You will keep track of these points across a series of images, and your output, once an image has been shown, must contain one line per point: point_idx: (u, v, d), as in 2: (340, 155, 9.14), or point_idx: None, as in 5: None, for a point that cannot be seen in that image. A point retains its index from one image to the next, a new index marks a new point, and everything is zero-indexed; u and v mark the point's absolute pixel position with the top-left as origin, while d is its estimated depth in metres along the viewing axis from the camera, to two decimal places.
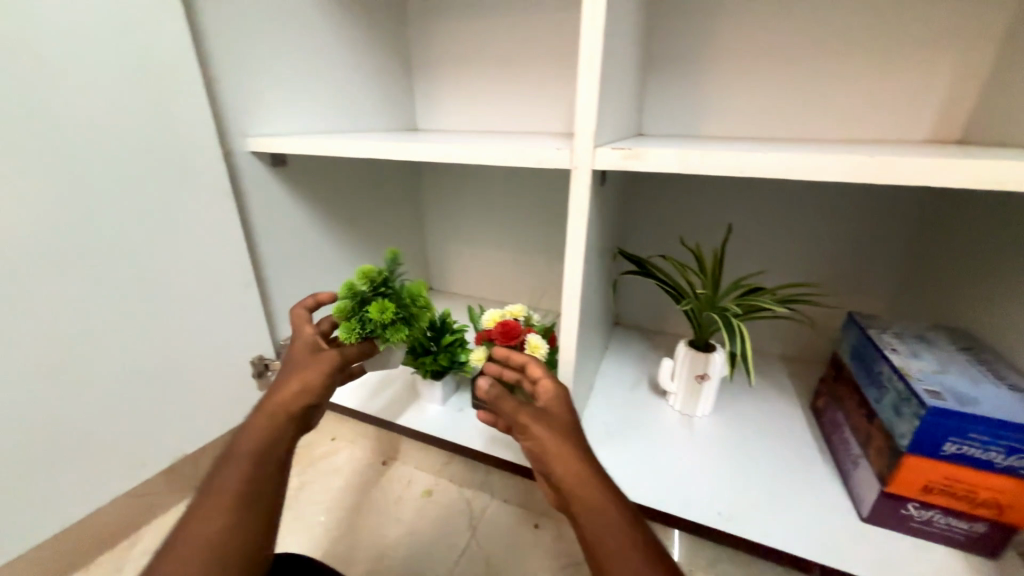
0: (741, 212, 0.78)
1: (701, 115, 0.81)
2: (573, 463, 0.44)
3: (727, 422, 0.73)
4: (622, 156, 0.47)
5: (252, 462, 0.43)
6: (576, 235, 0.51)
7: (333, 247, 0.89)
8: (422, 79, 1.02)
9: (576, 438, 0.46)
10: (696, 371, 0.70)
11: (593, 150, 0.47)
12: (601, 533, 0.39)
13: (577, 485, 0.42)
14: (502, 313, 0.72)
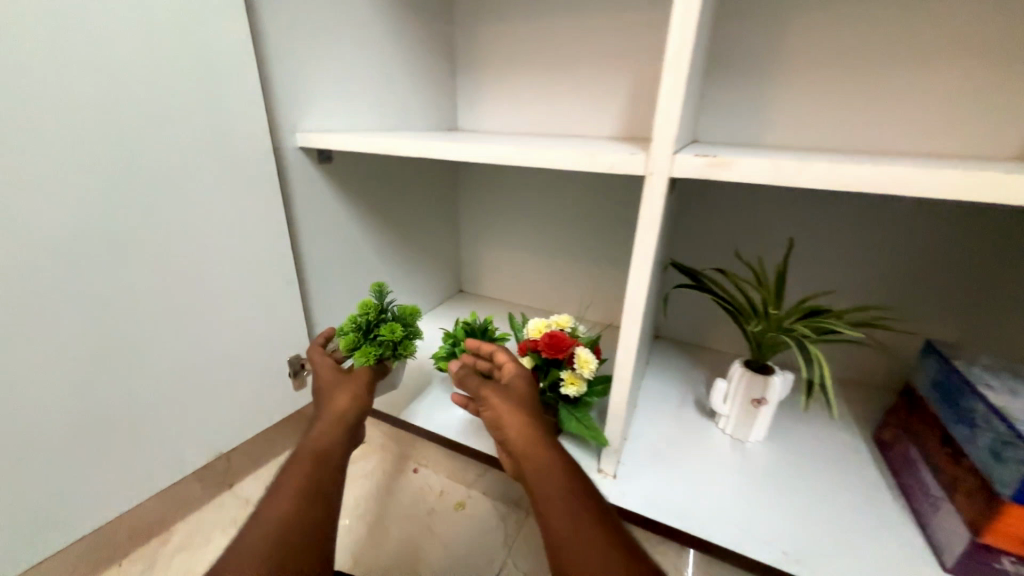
0: (807, 227, 0.74)
1: (762, 122, 0.77)
2: (523, 428, 0.51)
3: (784, 450, 0.68)
4: (704, 164, 0.43)
5: (315, 461, 0.49)
6: (646, 245, 0.47)
7: (372, 247, 0.87)
8: (466, 79, 1.00)
9: (528, 406, 0.54)
10: (753, 395, 0.66)
11: (672, 155, 0.44)
12: (545, 489, 0.45)
13: (526, 445, 0.50)
14: (547, 323, 0.69)
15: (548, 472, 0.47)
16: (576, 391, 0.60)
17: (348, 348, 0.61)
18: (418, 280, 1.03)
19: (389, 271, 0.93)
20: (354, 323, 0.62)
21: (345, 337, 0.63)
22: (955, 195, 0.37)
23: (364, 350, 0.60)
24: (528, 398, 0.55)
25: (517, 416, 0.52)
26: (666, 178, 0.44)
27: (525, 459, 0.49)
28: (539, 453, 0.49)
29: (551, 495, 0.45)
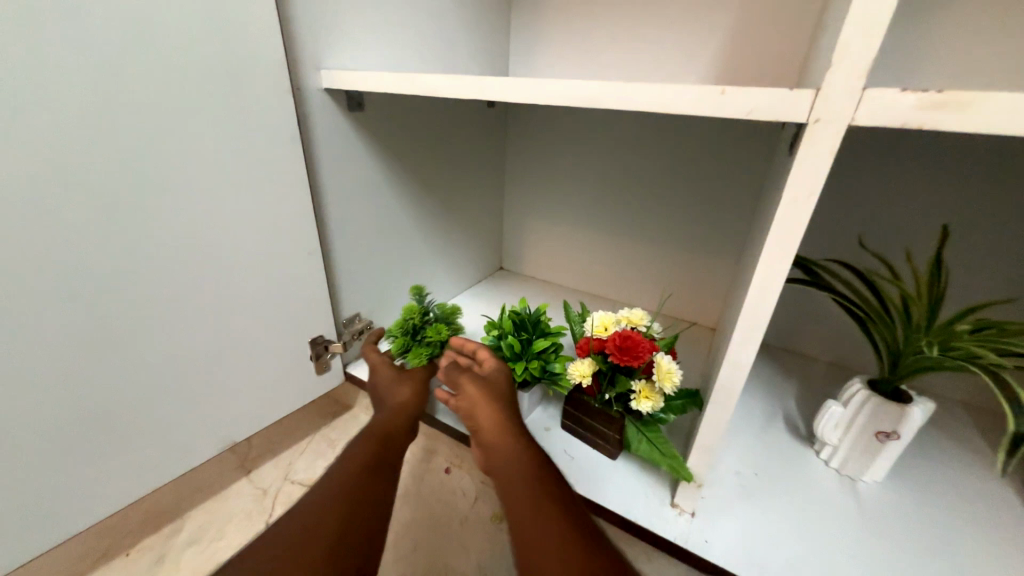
0: (978, 214, 0.60)
1: (915, 69, 0.58)
2: (490, 415, 0.47)
3: (913, 498, 0.54)
4: (917, 105, 0.27)
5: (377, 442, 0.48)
6: (794, 225, 0.33)
7: (407, 214, 0.76)
8: (520, 19, 0.84)
9: (498, 394, 0.49)
10: (879, 427, 0.51)
11: (864, 91, 0.28)
12: (512, 487, 0.40)
13: (493, 433, 0.45)
14: (616, 318, 0.56)
15: (514, 469, 0.41)
16: (652, 408, 0.48)
17: (399, 351, 0.62)
18: (455, 254, 0.92)
19: (424, 243, 0.82)
20: (400, 327, 0.63)
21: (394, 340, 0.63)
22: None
23: (417, 353, 0.61)
24: (506, 391, 0.50)
25: (491, 406, 0.47)
26: (844, 127, 0.29)
27: (494, 453, 0.44)
28: (510, 447, 0.43)
29: (516, 495, 0.39)
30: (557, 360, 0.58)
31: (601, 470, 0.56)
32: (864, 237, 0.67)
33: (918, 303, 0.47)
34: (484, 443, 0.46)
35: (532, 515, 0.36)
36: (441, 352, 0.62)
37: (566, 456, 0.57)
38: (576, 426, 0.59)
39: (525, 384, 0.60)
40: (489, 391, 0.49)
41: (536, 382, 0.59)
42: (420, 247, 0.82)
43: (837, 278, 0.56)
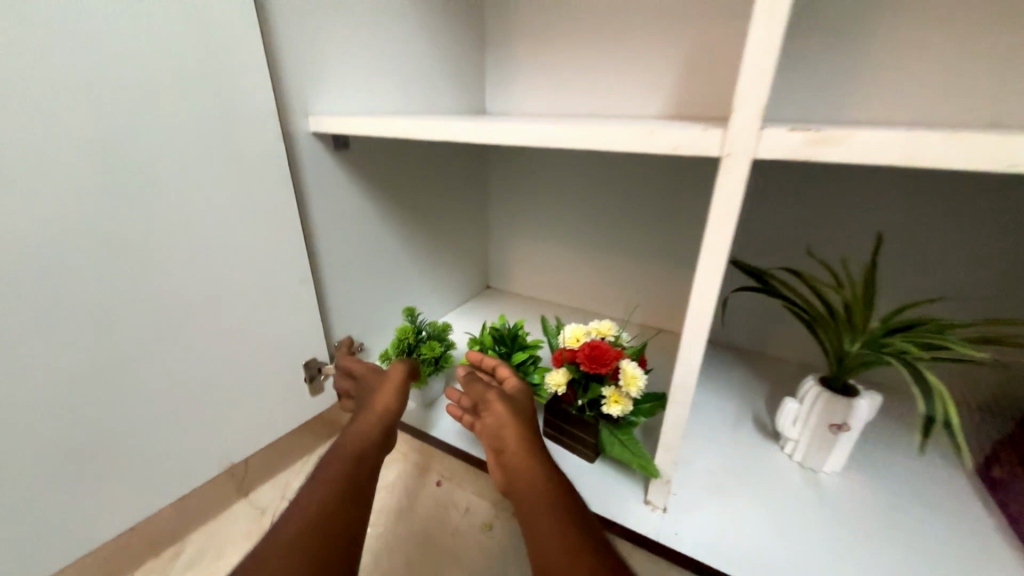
0: (902, 221, 0.65)
1: (846, 95, 0.65)
2: (515, 437, 0.45)
3: (868, 485, 0.58)
4: (803, 142, 0.33)
5: (354, 462, 0.46)
6: (717, 242, 0.38)
7: (394, 239, 0.81)
8: (495, 55, 0.91)
9: (523, 415, 0.48)
10: (831, 420, 0.56)
11: (760, 131, 0.34)
12: (536, 512, 0.38)
13: (517, 457, 0.44)
14: (587, 330, 0.60)
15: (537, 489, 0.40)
16: (621, 411, 0.53)
17: None
18: (442, 276, 0.97)
19: (411, 266, 0.87)
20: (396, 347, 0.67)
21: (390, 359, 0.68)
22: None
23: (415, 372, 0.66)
24: (529, 415, 0.49)
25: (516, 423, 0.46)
26: (750, 159, 0.35)
27: (516, 472, 0.43)
28: (533, 467, 0.43)
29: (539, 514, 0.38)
30: (536, 371, 0.63)
31: (580, 473, 0.60)
32: (812, 248, 0.72)
33: (857, 306, 0.51)
34: (506, 465, 0.44)
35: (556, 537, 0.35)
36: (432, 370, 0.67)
37: None
38: (556, 433, 0.63)
39: None
40: (515, 409, 0.48)
41: None
42: (407, 270, 0.86)
43: (788, 287, 0.60)
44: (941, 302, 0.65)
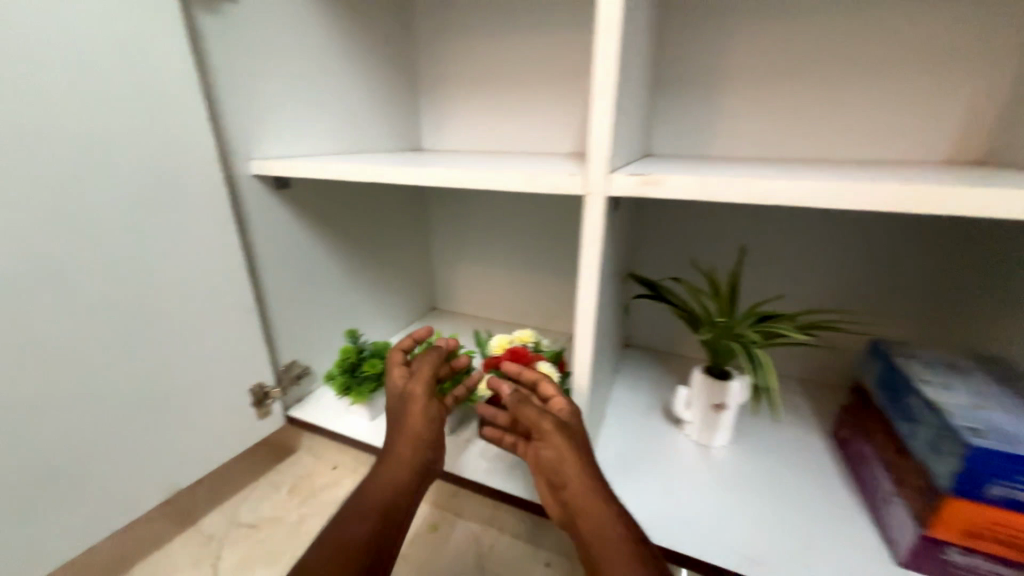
0: (758, 235, 0.76)
1: (712, 136, 0.80)
2: (576, 473, 0.47)
3: (748, 453, 0.70)
4: (638, 183, 0.45)
5: (380, 520, 0.50)
6: (590, 259, 0.49)
7: (338, 269, 0.87)
8: (428, 101, 1.02)
9: (582, 446, 0.49)
10: (713, 401, 0.68)
11: (607, 175, 0.46)
12: (606, 552, 0.42)
13: (579, 492, 0.46)
14: (510, 338, 0.70)
15: (595, 523, 0.44)
16: (539, 405, 0.62)
17: (342, 390, 0.73)
18: (388, 300, 1.03)
19: (356, 293, 0.93)
20: (340, 367, 0.74)
21: (336, 379, 0.74)
22: (970, 213, 0.38)
23: (357, 389, 0.72)
24: (585, 441, 0.51)
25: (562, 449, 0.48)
26: (604, 196, 0.46)
27: (575, 499, 0.46)
28: (596, 504, 0.45)
29: (603, 550, 0.42)
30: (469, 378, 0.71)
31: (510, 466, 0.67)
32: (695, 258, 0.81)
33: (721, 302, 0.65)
34: (567, 500, 0.47)
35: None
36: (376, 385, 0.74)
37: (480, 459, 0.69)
38: None
39: None
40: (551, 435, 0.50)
41: None
42: (351, 297, 0.92)
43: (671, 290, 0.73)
44: (788, 298, 0.78)
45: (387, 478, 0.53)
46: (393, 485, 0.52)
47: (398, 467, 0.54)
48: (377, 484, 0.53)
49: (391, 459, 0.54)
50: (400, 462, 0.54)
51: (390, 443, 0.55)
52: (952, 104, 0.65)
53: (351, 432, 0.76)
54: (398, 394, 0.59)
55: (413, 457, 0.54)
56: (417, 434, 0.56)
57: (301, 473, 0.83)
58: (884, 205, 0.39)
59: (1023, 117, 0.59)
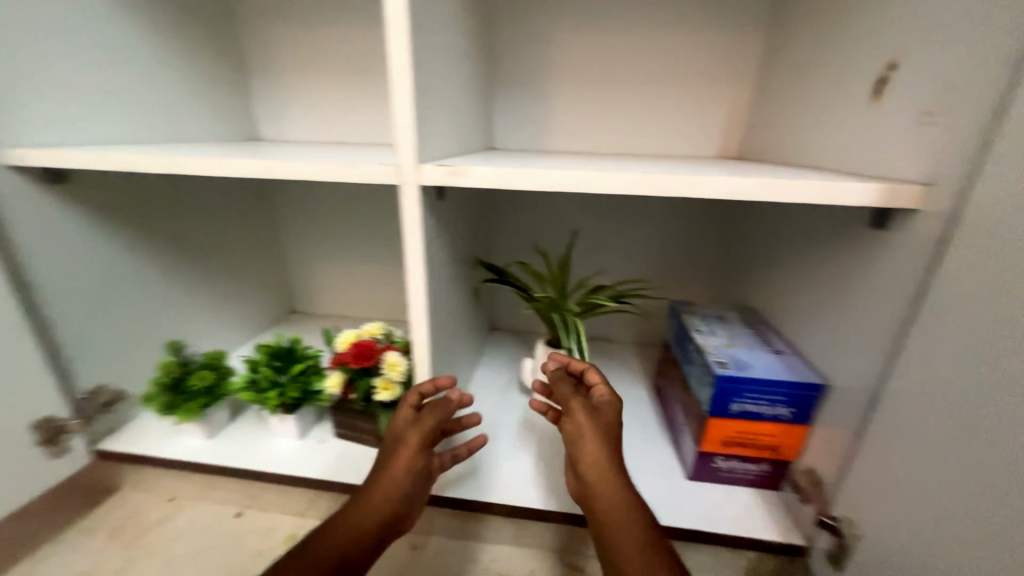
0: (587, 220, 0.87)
1: (543, 131, 0.88)
2: (593, 452, 0.51)
3: None
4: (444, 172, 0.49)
5: (352, 535, 0.50)
6: (413, 245, 0.52)
7: (154, 275, 0.76)
8: (260, 87, 0.93)
9: (608, 429, 0.54)
10: (551, 368, 0.77)
11: (416, 166, 0.49)
12: (621, 531, 0.46)
13: (599, 475, 0.50)
14: (358, 332, 0.70)
15: (622, 500, 0.49)
16: (390, 395, 0.63)
17: (163, 409, 0.65)
18: (230, 306, 0.94)
19: (184, 301, 0.82)
20: (159, 384, 0.65)
21: (154, 399, 0.65)
22: (874, 203, 0.44)
23: (184, 407, 0.65)
24: (613, 427, 0.55)
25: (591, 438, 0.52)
26: (417, 185, 0.50)
27: (585, 481, 0.51)
28: (615, 487, 0.49)
29: (611, 524, 0.47)
30: (317, 378, 0.69)
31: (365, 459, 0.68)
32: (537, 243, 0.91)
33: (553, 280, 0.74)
34: (585, 480, 0.51)
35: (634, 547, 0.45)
36: (208, 399, 0.67)
37: (336, 457, 0.68)
38: (344, 428, 0.70)
39: (293, 408, 0.69)
40: (601, 423, 0.54)
41: (302, 403, 0.69)
42: (179, 306, 0.81)
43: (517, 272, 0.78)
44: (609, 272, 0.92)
45: (368, 518, 0.51)
46: (374, 522, 0.51)
47: (378, 502, 0.52)
48: (354, 523, 0.51)
49: (371, 496, 0.53)
50: (380, 499, 0.52)
51: (372, 481, 0.54)
52: (715, 109, 0.82)
53: (185, 457, 0.69)
54: (392, 431, 0.58)
55: (398, 492, 0.53)
56: (400, 468, 0.54)
57: (126, 513, 0.72)
58: (636, 188, 0.48)
59: (757, 122, 0.77)
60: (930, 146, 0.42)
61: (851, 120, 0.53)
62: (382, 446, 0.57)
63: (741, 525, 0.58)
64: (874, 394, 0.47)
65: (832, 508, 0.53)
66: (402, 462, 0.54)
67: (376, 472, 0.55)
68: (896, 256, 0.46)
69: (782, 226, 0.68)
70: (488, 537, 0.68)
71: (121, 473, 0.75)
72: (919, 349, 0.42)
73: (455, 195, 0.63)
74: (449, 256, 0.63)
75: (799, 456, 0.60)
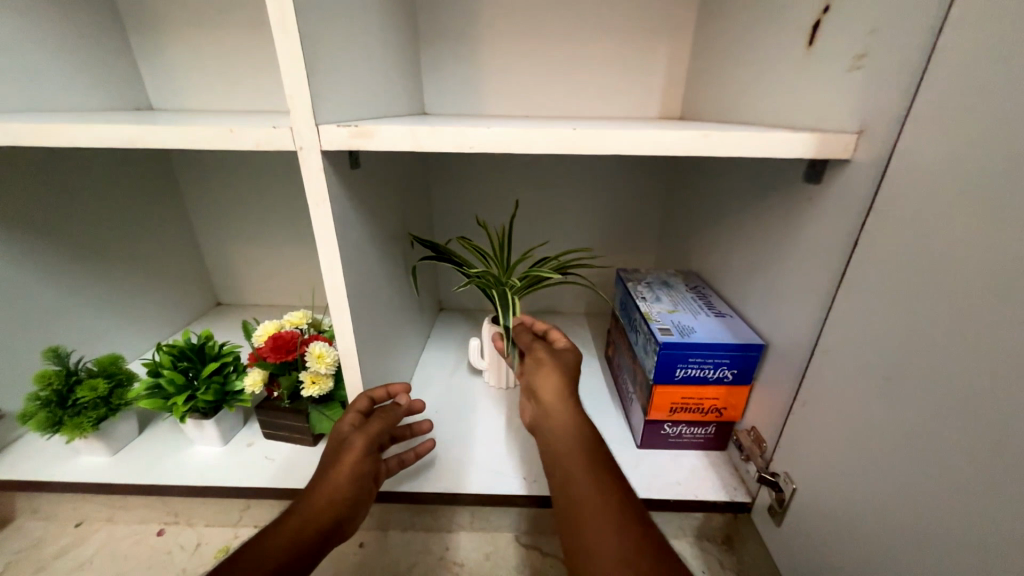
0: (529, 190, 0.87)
1: (478, 94, 0.82)
2: (547, 380, 0.52)
3: None
4: (349, 134, 0.43)
5: (324, 501, 0.47)
6: (322, 222, 0.46)
7: (27, 273, 0.65)
8: (147, 47, 0.80)
9: (562, 366, 0.54)
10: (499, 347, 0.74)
11: (315, 128, 0.42)
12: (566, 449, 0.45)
13: (551, 401, 0.51)
14: (279, 324, 0.64)
15: (576, 430, 0.47)
16: (320, 389, 0.58)
17: (44, 428, 0.56)
18: (138, 302, 0.83)
19: (73, 301, 0.71)
20: (37, 400, 0.56)
21: (31, 418, 0.56)
22: (802, 155, 0.43)
23: (72, 423, 0.56)
24: (569, 365, 0.55)
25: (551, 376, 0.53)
26: (318, 151, 0.43)
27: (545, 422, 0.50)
28: (566, 410, 0.49)
29: (566, 454, 0.45)
30: (235, 377, 0.63)
31: (300, 459, 0.62)
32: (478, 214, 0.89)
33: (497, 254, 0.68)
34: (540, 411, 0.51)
35: (590, 472, 0.43)
36: (103, 410, 0.59)
37: (266, 461, 0.62)
38: (272, 429, 0.64)
39: (209, 413, 0.61)
40: (560, 361, 0.55)
41: (220, 406, 0.62)
42: (66, 307, 0.70)
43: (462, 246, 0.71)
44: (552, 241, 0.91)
45: (304, 512, 0.46)
46: (315, 512, 0.46)
47: (328, 494, 0.47)
48: (295, 518, 0.45)
49: (314, 492, 0.48)
50: (322, 492, 0.47)
51: (320, 477, 0.49)
52: (655, 68, 0.78)
53: (82, 478, 0.60)
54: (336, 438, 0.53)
55: (346, 480, 0.49)
56: (351, 458, 0.50)
57: (22, 545, 0.63)
58: (567, 147, 0.44)
59: (696, 80, 0.75)
60: (861, 92, 0.41)
61: (785, 71, 0.51)
62: (328, 449, 0.53)
63: (688, 487, 0.59)
64: (809, 351, 0.47)
65: (772, 464, 0.54)
66: (352, 456, 0.50)
67: (324, 468, 0.50)
68: (828, 209, 0.45)
69: (722, 186, 0.66)
70: (442, 525, 0.65)
71: (11, 502, 0.65)
72: (850, 302, 0.42)
73: (372, 164, 0.57)
74: (373, 233, 0.57)
75: (743, 416, 0.61)
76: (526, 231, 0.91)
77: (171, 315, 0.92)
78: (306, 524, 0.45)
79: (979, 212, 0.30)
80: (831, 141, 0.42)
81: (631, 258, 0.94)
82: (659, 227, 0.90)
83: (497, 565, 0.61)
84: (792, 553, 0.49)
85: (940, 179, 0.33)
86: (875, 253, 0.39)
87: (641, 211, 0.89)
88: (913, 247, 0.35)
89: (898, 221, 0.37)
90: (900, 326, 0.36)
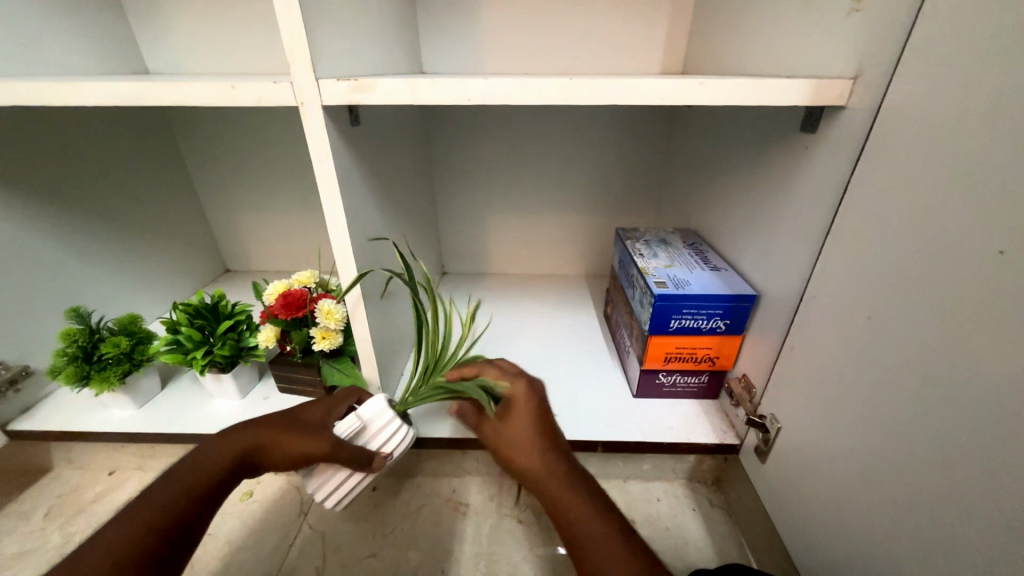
0: (527, 152, 0.88)
1: (477, 51, 0.80)
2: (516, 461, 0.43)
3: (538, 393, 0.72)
4: (349, 88, 0.43)
5: (256, 447, 0.45)
6: (326, 176, 0.47)
7: (39, 236, 0.66)
8: (138, 6, 0.78)
9: (528, 443, 0.43)
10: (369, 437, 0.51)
11: (315, 82, 0.43)
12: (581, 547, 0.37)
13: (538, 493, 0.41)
14: (289, 282, 0.66)
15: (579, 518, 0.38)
16: (331, 344, 0.60)
17: (74, 382, 0.59)
18: (149, 267, 0.86)
19: (85, 264, 0.74)
20: (63, 355, 0.59)
21: (61, 373, 0.59)
22: (795, 103, 0.43)
23: (100, 377, 0.60)
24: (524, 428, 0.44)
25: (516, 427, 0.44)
26: (320, 106, 0.44)
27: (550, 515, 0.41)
28: (564, 506, 0.39)
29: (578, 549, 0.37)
30: (249, 334, 0.66)
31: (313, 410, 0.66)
32: (475, 173, 0.90)
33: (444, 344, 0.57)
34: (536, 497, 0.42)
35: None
36: (127, 364, 0.63)
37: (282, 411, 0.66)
38: (287, 383, 0.68)
39: (227, 367, 0.65)
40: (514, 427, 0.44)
41: (236, 360, 0.65)
42: (79, 270, 0.73)
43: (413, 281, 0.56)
44: (551, 202, 0.93)
45: (243, 442, 0.45)
46: (249, 450, 0.45)
47: (278, 447, 0.46)
48: (231, 442, 0.44)
49: (267, 429, 0.46)
50: (270, 435, 0.46)
51: (283, 427, 0.47)
52: (656, 19, 0.76)
53: (113, 428, 0.64)
54: (321, 406, 0.51)
55: (297, 449, 0.46)
56: (310, 436, 0.46)
57: (63, 490, 0.68)
58: (565, 98, 0.45)
59: (699, 33, 0.73)
60: (859, 35, 0.41)
61: (787, 17, 0.51)
62: (304, 407, 0.51)
63: (680, 431, 0.62)
64: (799, 296, 0.49)
65: (760, 408, 0.57)
66: (319, 431, 0.47)
67: (294, 422, 0.48)
68: (822, 157, 0.46)
69: (721, 142, 0.67)
70: (450, 470, 0.70)
71: (49, 452, 0.70)
72: (838, 246, 0.43)
73: (372, 120, 0.57)
74: (376, 190, 0.59)
75: (734, 366, 0.64)
76: (525, 192, 0.92)
77: (181, 278, 0.95)
78: (235, 459, 0.44)
79: (960, 150, 0.31)
80: (825, 86, 0.42)
81: (630, 217, 0.95)
82: (658, 186, 0.91)
83: (502, 505, 0.66)
84: (775, 485, 0.53)
85: (928, 120, 0.34)
86: (863, 197, 0.40)
87: (640, 170, 0.89)
88: (897, 190, 0.36)
89: (886, 165, 0.38)
90: (882, 266, 0.38)
